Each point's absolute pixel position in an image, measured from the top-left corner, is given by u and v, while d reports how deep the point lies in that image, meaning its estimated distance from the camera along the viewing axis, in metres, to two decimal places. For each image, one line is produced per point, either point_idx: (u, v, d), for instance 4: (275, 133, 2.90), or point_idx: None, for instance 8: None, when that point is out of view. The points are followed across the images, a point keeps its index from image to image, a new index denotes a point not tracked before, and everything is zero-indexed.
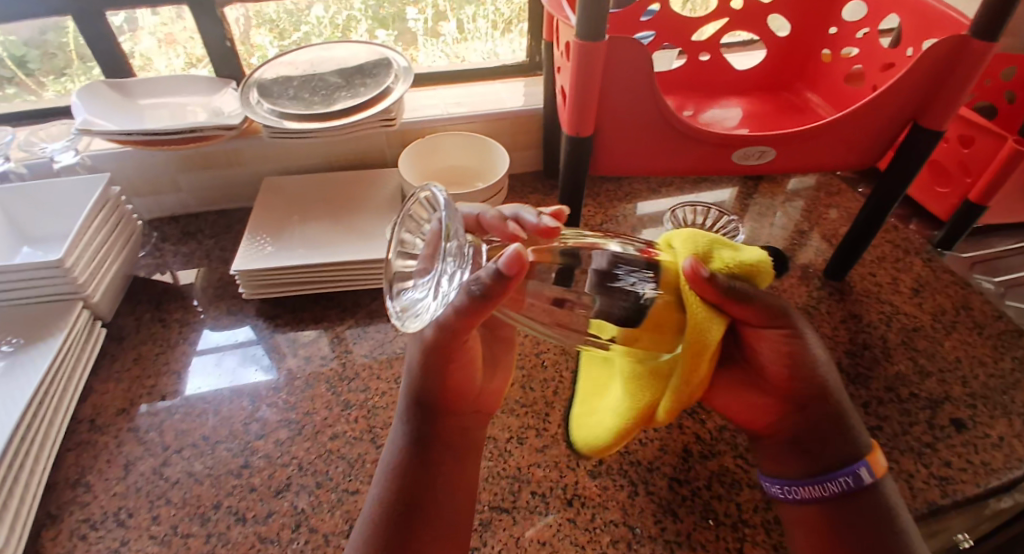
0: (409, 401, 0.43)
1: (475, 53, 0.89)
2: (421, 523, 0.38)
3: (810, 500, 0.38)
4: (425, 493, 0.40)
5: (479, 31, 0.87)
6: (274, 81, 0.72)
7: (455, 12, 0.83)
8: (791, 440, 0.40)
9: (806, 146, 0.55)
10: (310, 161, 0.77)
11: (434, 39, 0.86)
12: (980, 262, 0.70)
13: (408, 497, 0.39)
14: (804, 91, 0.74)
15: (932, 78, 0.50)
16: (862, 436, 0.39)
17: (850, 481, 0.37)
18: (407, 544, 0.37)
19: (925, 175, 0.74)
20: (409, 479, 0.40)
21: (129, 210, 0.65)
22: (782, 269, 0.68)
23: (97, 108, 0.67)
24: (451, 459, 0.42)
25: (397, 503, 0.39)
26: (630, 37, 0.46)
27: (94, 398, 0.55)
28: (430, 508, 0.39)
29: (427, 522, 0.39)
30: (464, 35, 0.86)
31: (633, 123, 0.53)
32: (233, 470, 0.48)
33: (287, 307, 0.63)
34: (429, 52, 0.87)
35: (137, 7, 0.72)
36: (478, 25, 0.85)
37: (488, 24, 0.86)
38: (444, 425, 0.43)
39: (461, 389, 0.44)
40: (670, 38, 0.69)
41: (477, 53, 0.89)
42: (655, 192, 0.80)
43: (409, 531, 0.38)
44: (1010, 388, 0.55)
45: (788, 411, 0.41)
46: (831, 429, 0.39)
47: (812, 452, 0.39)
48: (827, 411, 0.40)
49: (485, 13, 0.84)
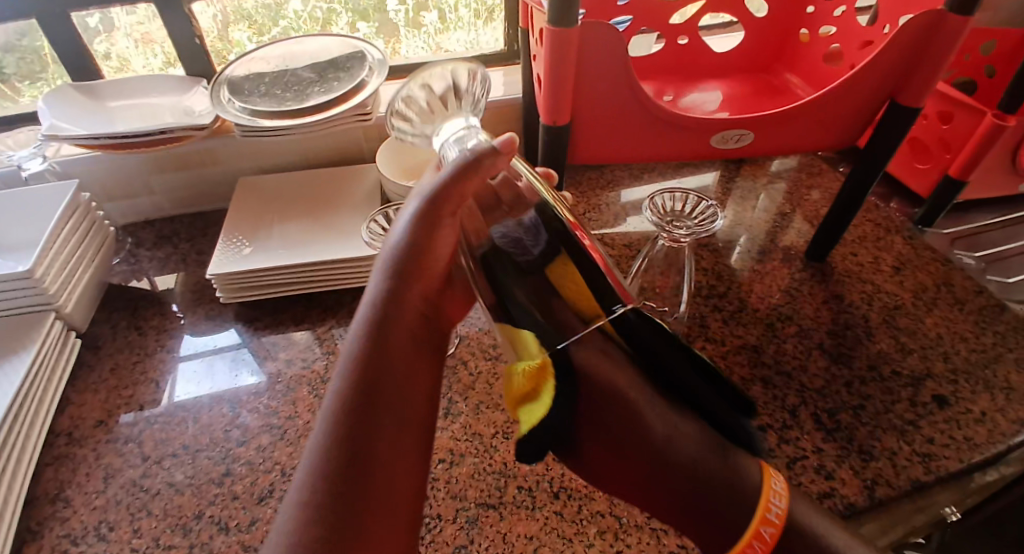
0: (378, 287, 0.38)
1: (456, 44, 0.87)
2: (380, 413, 0.33)
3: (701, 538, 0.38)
4: (381, 388, 0.34)
5: (461, 21, 0.85)
6: (245, 78, 0.70)
7: (436, 1, 0.82)
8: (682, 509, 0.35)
9: (787, 127, 0.55)
10: (285, 159, 0.75)
11: (415, 30, 0.84)
12: (961, 238, 0.71)
13: (359, 438, 0.32)
14: (784, 72, 0.74)
15: (908, 53, 0.49)
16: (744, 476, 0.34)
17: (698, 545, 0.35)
18: (370, 436, 0.32)
19: (905, 151, 0.74)
20: (360, 419, 0.33)
21: (99, 216, 0.64)
22: (765, 252, 0.68)
23: (62, 113, 0.65)
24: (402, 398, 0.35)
25: (346, 446, 0.32)
26: (602, 21, 0.45)
27: (72, 410, 0.54)
28: (384, 451, 0.33)
29: (388, 412, 0.34)
30: (445, 24, 0.84)
31: (609, 109, 0.52)
32: (215, 478, 0.48)
33: (267, 309, 0.62)
34: (410, 44, 0.85)
35: (109, 5, 0.70)
36: (459, 15, 0.84)
37: (470, 13, 0.84)
38: (394, 355, 0.36)
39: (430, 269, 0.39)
40: (648, 21, 0.67)
41: (458, 43, 0.87)
42: (637, 179, 0.79)
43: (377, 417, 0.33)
44: (991, 363, 0.55)
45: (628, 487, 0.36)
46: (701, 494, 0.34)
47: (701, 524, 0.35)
48: (681, 474, 0.34)
49: (466, 2, 0.82)
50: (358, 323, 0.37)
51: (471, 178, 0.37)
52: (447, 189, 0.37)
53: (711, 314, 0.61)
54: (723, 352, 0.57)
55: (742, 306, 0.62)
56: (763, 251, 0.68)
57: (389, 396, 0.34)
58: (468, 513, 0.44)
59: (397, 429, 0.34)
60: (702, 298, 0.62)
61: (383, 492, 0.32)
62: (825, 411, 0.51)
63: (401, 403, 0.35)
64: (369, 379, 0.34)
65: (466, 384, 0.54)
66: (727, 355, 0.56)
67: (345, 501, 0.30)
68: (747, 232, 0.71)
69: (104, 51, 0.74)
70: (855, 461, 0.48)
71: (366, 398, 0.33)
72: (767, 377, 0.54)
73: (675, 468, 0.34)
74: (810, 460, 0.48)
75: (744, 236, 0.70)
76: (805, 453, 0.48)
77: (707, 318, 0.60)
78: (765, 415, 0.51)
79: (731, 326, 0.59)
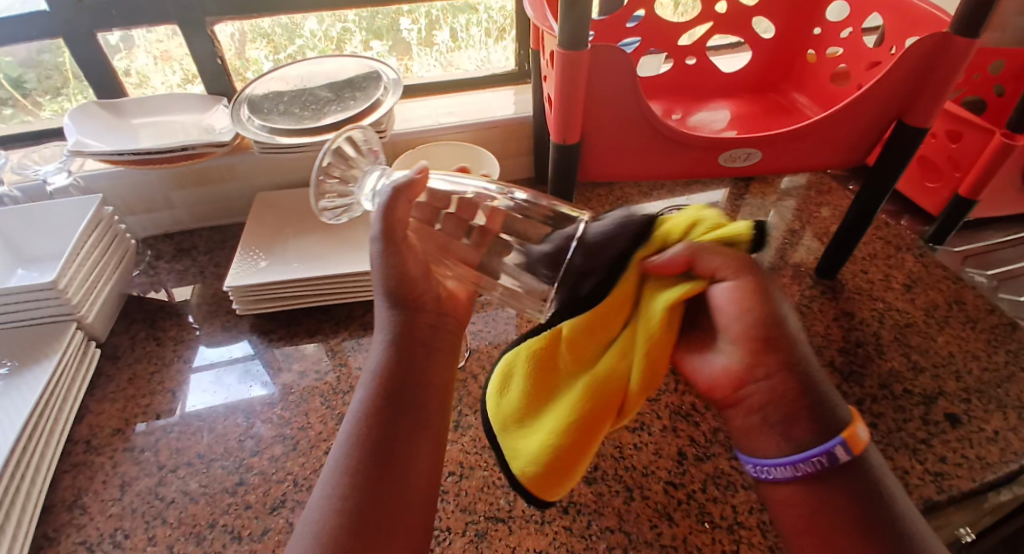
0: (390, 299, 0.41)
1: (467, 61, 0.89)
2: (397, 413, 0.37)
3: (787, 481, 0.32)
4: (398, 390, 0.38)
5: (473, 40, 0.87)
6: (264, 97, 0.72)
7: (448, 20, 0.84)
8: (775, 415, 0.32)
9: (795, 147, 0.55)
10: (301, 175, 0.77)
11: (428, 48, 0.86)
12: (972, 256, 0.70)
13: (363, 470, 0.35)
14: (791, 91, 0.74)
15: (914, 75, 0.50)
16: (838, 406, 0.32)
17: (824, 461, 0.31)
18: (389, 432, 0.36)
19: (914, 170, 0.75)
20: (365, 453, 0.35)
21: (121, 230, 0.66)
22: (774, 269, 0.68)
23: (88, 129, 0.67)
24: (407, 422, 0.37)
25: (350, 482, 0.35)
26: (612, 43, 0.47)
27: (90, 419, 0.55)
28: (386, 478, 0.35)
29: (405, 410, 0.37)
30: (457, 43, 0.87)
31: (619, 128, 0.53)
32: (228, 488, 0.48)
33: (281, 321, 0.63)
34: (423, 62, 0.88)
35: (133, 26, 0.72)
36: (471, 34, 0.86)
37: (482, 32, 0.86)
38: (410, 376, 0.39)
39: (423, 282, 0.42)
40: (656, 42, 0.69)
41: (470, 61, 0.89)
42: (646, 195, 0.80)
43: (396, 415, 0.37)
44: (1005, 382, 0.55)
45: (753, 382, 0.33)
46: (810, 396, 0.32)
47: (769, 436, 0.33)
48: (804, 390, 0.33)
49: (478, 21, 0.84)
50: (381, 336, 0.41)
51: (402, 209, 0.40)
52: (393, 217, 0.40)
53: None
54: None
55: None
56: (772, 267, 0.69)
57: (393, 424, 0.37)
58: (478, 526, 0.45)
59: (414, 426, 0.37)
60: None
61: (386, 517, 0.34)
62: None
63: (404, 428, 0.37)
64: (375, 414, 0.37)
65: (476, 397, 0.55)
66: None
67: (352, 528, 0.33)
68: None
69: (125, 68, 0.77)
70: None
71: (372, 431, 0.36)
72: None
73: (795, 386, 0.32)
74: None
75: None
76: None
77: None
78: None
79: None
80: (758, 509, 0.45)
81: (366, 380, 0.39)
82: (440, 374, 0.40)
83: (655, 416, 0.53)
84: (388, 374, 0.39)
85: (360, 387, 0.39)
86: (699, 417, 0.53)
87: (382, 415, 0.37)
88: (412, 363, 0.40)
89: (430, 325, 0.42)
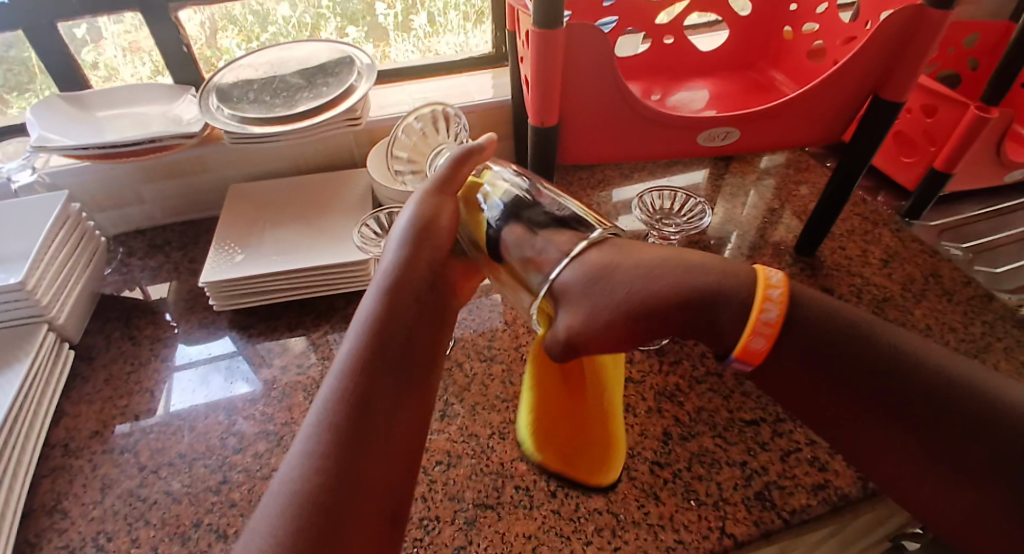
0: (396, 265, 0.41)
1: (446, 46, 0.87)
2: (384, 374, 0.36)
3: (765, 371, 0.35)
4: (389, 352, 0.37)
5: (451, 24, 0.85)
6: (234, 85, 0.70)
7: (425, 4, 0.82)
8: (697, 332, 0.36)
9: (773, 125, 0.55)
10: (277, 166, 0.75)
11: (405, 33, 0.84)
12: (949, 230, 0.72)
13: (348, 427, 0.33)
14: (769, 69, 0.74)
15: (890, 49, 0.50)
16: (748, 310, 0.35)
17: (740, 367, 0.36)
18: (375, 388, 0.35)
19: (890, 145, 0.75)
20: (351, 409, 0.34)
21: (90, 227, 0.64)
22: (755, 248, 0.69)
23: (51, 124, 0.65)
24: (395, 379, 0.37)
25: (331, 440, 0.33)
26: (587, 22, 0.46)
27: (67, 422, 0.54)
28: (367, 436, 0.34)
29: (393, 372, 0.37)
30: (434, 28, 0.85)
31: (598, 109, 0.52)
32: (212, 486, 0.48)
33: (261, 316, 0.62)
34: (400, 47, 0.86)
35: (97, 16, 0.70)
36: (448, 18, 0.84)
37: (460, 16, 0.84)
38: (399, 342, 0.38)
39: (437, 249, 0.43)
40: (633, 23, 0.68)
41: (448, 46, 0.87)
42: (627, 177, 0.80)
43: (383, 374, 0.36)
44: (980, 352, 0.56)
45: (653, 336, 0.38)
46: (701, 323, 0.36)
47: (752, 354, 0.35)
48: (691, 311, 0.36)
49: (455, 5, 0.83)
50: (373, 297, 0.40)
51: (458, 176, 0.45)
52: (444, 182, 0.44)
53: None
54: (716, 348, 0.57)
55: None
56: (753, 246, 0.69)
57: (381, 388, 0.36)
58: (467, 514, 0.45)
59: (399, 389, 0.36)
60: None
61: (366, 478, 0.32)
62: None
63: (391, 393, 0.36)
64: (367, 368, 0.36)
65: (461, 385, 0.55)
66: None
67: (328, 493, 0.31)
68: (737, 229, 0.71)
69: (91, 60, 0.74)
70: None
71: (359, 386, 0.35)
72: None
73: (673, 290, 0.36)
74: (804, 452, 0.48)
75: (734, 233, 0.71)
76: (799, 444, 0.49)
77: None
78: (757, 409, 0.52)
79: None
80: (742, 485, 0.46)
81: (354, 332, 0.38)
82: (428, 344, 0.40)
83: (639, 398, 0.53)
84: (382, 330, 0.38)
85: (345, 344, 0.38)
86: (683, 397, 0.53)
87: (374, 370, 0.36)
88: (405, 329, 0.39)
89: (424, 285, 0.41)
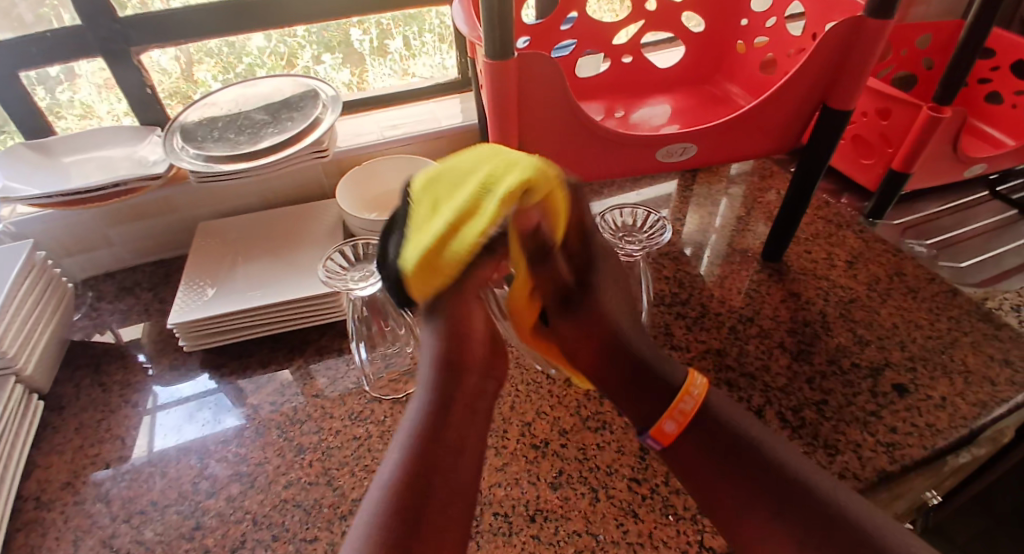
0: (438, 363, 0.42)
1: (421, 68, 0.88)
2: (435, 483, 0.37)
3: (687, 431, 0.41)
4: (435, 457, 0.38)
5: (425, 47, 0.86)
6: (198, 124, 0.70)
7: (400, 29, 0.83)
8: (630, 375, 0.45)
9: (728, 138, 0.56)
10: (247, 201, 0.76)
11: (381, 58, 0.85)
12: (911, 228, 0.73)
13: (408, 497, 0.36)
14: (725, 81, 0.76)
15: (836, 57, 0.51)
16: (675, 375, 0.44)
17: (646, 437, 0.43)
18: (422, 498, 0.36)
19: (849, 148, 0.77)
20: (412, 472, 0.37)
21: (55, 273, 0.63)
22: (725, 256, 0.70)
23: (17, 173, 0.65)
24: (445, 454, 0.39)
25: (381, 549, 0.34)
26: (539, 51, 0.47)
27: (38, 474, 0.52)
28: (431, 496, 0.37)
29: (443, 478, 0.38)
30: (410, 51, 0.86)
31: (556, 132, 0.53)
32: (186, 533, 0.47)
33: (233, 354, 0.62)
34: (377, 72, 0.86)
35: (72, 59, 0.70)
36: (423, 41, 0.85)
37: (434, 39, 0.86)
38: (448, 443, 0.39)
39: (478, 346, 0.43)
40: (591, 43, 0.70)
41: (424, 68, 0.88)
42: (597, 193, 0.81)
43: (430, 485, 0.37)
44: (948, 347, 0.57)
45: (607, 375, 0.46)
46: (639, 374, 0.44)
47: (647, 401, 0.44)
48: (629, 360, 0.45)
49: (429, 28, 0.84)
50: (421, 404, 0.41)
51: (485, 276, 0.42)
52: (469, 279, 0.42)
53: (675, 321, 0.62)
54: (689, 359, 0.58)
55: (703, 312, 0.63)
56: (722, 256, 0.70)
57: (422, 489, 0.37)
58: None
59: (447, 494, 0.37)
60: (665, 306, 0.64)
61: (432, 530, 0.36)
62: (790, 409, 0.52)
63: (434, 493, 0.37)
64: (425, 436, 0.39)
65: None
66: (693, 361, 0.57)
67: None
68: (708, 238, 0.73)
69: (67, 99, 0.73)
70: (822, 457, 0.49)
71: (404, 495, 0.36)
72: (732, 380, 0.55)
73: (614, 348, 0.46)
74: None
75: (704, 241, 0.72)
76: None
77: (671, 325, 0.61)
78: None
79: (696, 332, 0.60)
80: None
81: (402, 444, 0.39)
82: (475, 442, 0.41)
83: (616, 414, 0.53)
84: (434, 388, 0.41)
85: (394, 451, 0.39)
86: None
87: (431, 436, 0.39)
88: (447, 430, 0.40)
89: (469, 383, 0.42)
